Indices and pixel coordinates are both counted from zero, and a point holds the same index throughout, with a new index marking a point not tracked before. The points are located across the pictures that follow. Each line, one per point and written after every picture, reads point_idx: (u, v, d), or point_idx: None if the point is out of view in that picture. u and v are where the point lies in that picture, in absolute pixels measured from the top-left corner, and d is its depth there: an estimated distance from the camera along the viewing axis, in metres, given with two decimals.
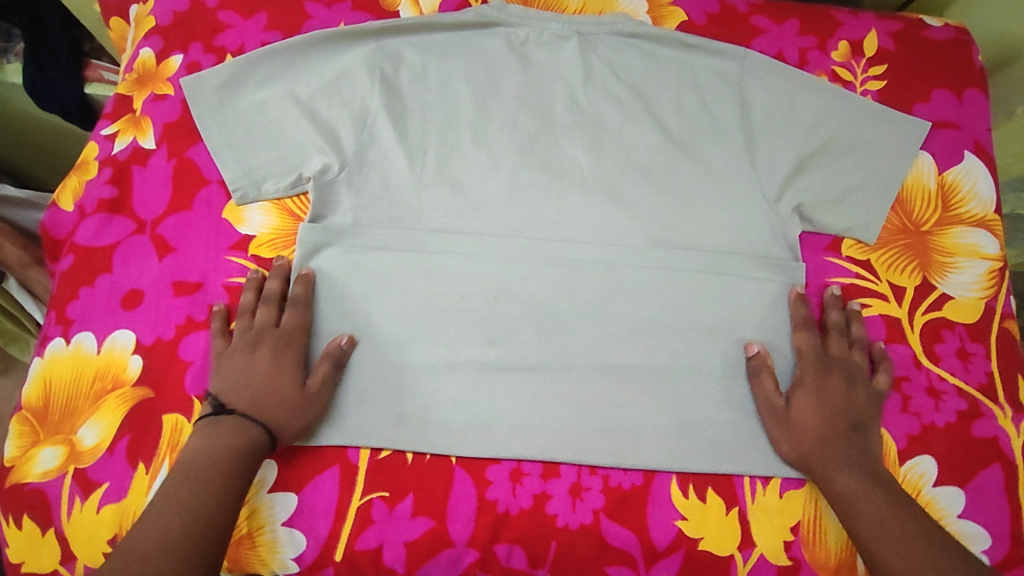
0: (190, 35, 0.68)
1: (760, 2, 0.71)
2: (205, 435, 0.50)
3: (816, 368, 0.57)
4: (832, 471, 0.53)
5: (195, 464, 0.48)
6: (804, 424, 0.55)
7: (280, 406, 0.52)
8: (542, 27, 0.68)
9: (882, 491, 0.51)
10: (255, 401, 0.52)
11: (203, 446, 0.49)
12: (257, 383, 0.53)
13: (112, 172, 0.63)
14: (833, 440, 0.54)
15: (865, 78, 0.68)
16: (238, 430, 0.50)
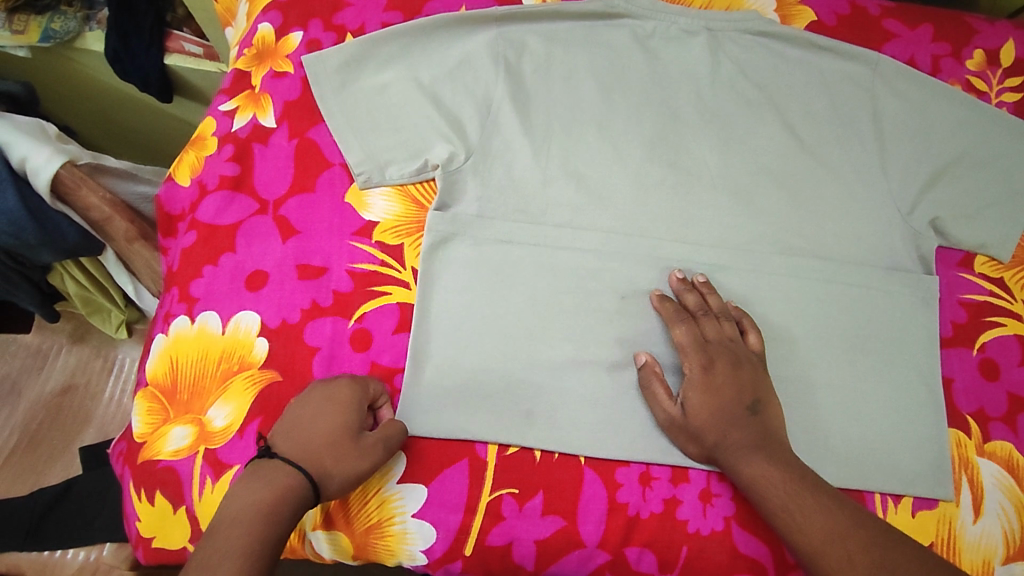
0: (310, 12, 0.66)
1: (892, 4, 0.69)
2: (253, 484, 0.42)
3: (699, 361, 0.54)
4: (744, 455, 0.50)
5: (248, 523, 0.40)
6: (700, 420, 0.52)
7: (332, 455, 0.46)
8: (669, 21, 0.66)
9: (786, 472, 0.49)
10: (310, 448, 0.45)
11: (256, 501, 0.41)
12: (319, 432, 0.46)
13: (233, 149, 0.61)
14: (727, 425, 0.52)
15: (1000, 89, 0.66)
16: (288, 487, 0.43)
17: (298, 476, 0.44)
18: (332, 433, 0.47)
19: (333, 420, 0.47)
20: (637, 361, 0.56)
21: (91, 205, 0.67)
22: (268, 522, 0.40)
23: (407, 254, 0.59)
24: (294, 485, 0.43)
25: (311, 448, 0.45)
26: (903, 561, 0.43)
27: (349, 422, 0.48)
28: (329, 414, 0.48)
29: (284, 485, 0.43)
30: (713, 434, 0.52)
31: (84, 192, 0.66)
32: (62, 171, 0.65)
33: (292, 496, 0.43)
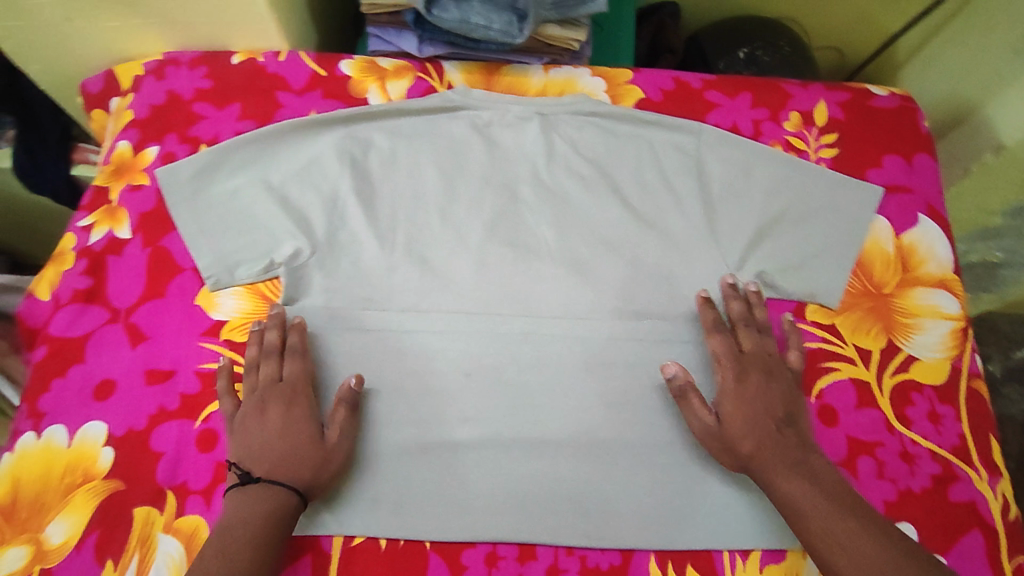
0: (167, 127, 0.69)
1: (713, 77, 0.74)
2: (244, 505, 0.50)
3: (733, 369, 0.57)
4: (773, 470, 0.53)
5: (247, 524, 0.49)
6: (735, 432, 0.54)
7: (311, 467, 0.53)
8: (505, 109, 0.70)
9: (814, 488, 0.51)
10: (274, 458, 0.52)
11: (237, 511, 0.50)
12: (263, 455, 0.53)
13: (88, 263, 0.63)
14: (763, 440, 0.54)
15: (817, 146, 0.71)
16: (272, 495, 0.51)
17: (287, 491, 0.51)
18: (281, 436, 0.53)
19: (274, 436, 0.53)
20: (665, 371, 0.57)
21: None
22: (272, 527, 0.50)
23: None
24: (290, 501, 0.51)
25: (285, 473, 0.52)
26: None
27: (314, 426, 0.54)
28: (290, 423, 0.54)
29: (282, 496, 0.51)
30: (749, 446, 0.54)
31: None
32: None
33: (291, 507, 0.51)
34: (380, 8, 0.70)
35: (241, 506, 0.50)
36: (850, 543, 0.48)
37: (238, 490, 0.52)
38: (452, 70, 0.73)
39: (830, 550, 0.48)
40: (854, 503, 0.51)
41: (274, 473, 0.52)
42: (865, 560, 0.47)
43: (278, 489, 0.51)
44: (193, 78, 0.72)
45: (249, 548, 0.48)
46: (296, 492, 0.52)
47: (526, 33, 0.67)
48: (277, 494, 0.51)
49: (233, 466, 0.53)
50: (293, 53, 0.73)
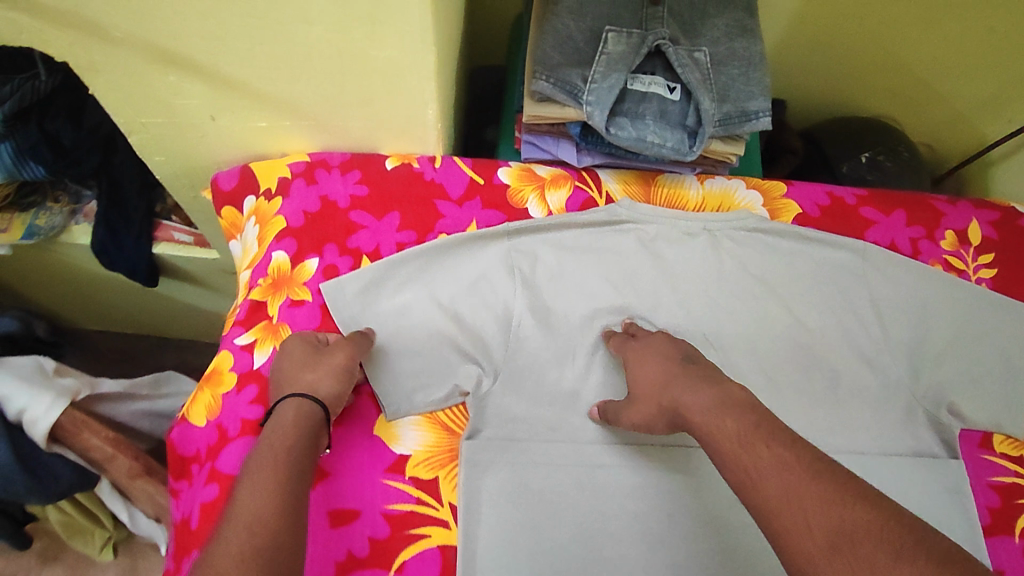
0: (324, 238, 0.67)
1: (865, 192, 0.75)
2: (272, 428, 0.51)
3: (630, 343, 0.60)
4: (685, 392, 0.51)
5: (274, 441, 0.49)
6: (646, 384, 0.55)
7: (314, 370, 0.55)
8: (671, 225, 0.69)
9: (723, 398, 0.49)
10: (291, 386, 0.54)
11: (267, 436, 0.50)
12: (288, 384, 0.54)
13: (255, 389, 0.59)
14: (665, 377, 0.54)
15: (976, 266, 0.71)
16: (296, 414, 0.52)
17: (298, 403, 0.52)
18: (297, 361, 0.56)
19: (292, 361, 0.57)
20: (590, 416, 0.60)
21: (92, 446, 0.63)
22: (295, 436, 0.50)
23: (444, 489, 0.57)
24: (306, 409, 0.52)
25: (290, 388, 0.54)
26: (848, 519, 0.38)
27: (308, 347, 0.58)
28: (298, 346, 0.57)
29: (301, 410, 0.52)
30: (660, 390, 0.54)
31: (86, 434, 0.62)
32: (62, 417, 0.61)
33: (312, 415, 0.52)
34: (545, 119, 0.69)
35: (271, 431, 0.50)
36: (762, 472, 0.42)
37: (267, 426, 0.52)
38: (610, 181, 0.72)
39: (744, 478, 0.43)
40: (755, 421, 0.46)
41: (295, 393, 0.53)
42: (766, 472, 0.42)
43: (296, 406, 0.52)
44: (348, 184, 0.69)
45: (279, 460, 0.47)
46: (311, 401, 0.53)
47: (698, 150, 0.66)
48: (291, 411, 0.52)
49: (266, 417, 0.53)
50: (449, 159, 0.71)
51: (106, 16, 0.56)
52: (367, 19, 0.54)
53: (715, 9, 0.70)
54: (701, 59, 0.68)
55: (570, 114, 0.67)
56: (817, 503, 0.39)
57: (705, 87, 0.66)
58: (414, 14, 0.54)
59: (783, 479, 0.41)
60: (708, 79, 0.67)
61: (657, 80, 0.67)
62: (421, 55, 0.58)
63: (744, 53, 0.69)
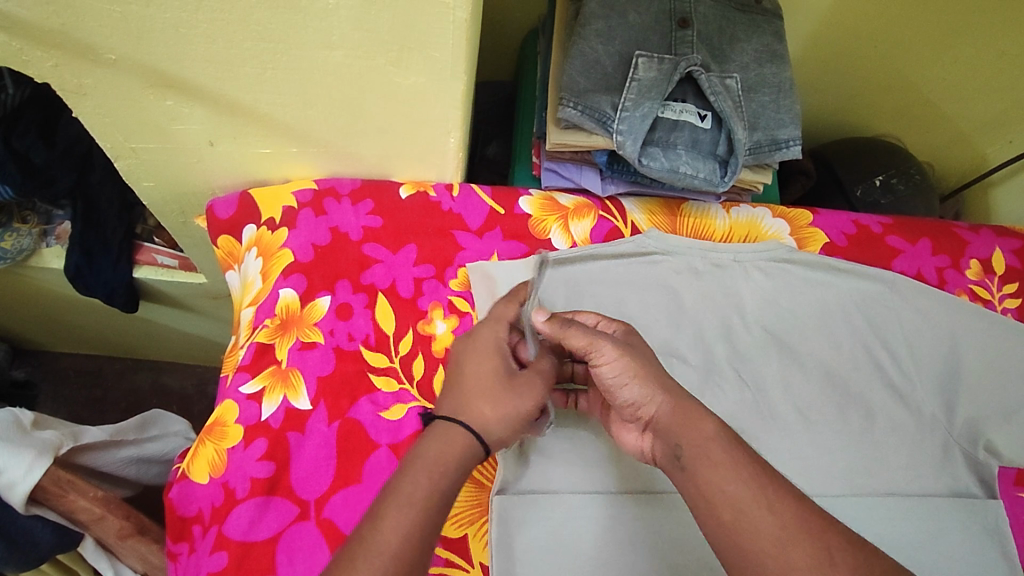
0: (337, 274, 0.62)
1: (890, 220, 0.73)
2: (442, 447, 0.45)
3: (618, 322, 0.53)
4: (691, 418, 0.45)
5: (429, 469, 0.43)
6: (638, 344, 0.50)
7: (505, 396, 0.47)
8: (700, 256, 0.67)
9: (720, 430, 0.45)
10: (498, 407, 0.47)
11: (438, 456, 0.44)
12: (492, 397, 0.47)
13: (266, 443, 0.54)
14: (672, 385, 0.47)
15: (1001, 296, 0.71)
16: (463, 443, 0.45)
17: (466, 432, 0.46)
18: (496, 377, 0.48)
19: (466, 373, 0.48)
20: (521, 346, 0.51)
21: (78, 508, 0.57)
22: (449, 478, 0.43)
23: (473, 548, 0.54)
24: (467, 444, 0.45)
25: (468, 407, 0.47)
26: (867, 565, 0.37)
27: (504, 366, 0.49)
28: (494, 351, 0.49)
29: (464, 442, 0.45)
30: (667, 403, 0.46)
31: (72, 495, 0.56)
32: (44, 477, 0.55)
33: (474, 454, 0.46)
34: (571, 147, 0.66)
35: (439, 447, 0.45)
36: (757, 512, 0.40)
37: (427, 432, 0.46)
38: (634, 210, 0.69)
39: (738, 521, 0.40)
40: None
41: (462, 416, 0.47)
42: (760, 532, 0.39)
43: (458, 431, 0.46)
44: (360, 215, 0.65)
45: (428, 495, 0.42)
46: (480, 441, 0.46)
47: (730, 181, 0.64)
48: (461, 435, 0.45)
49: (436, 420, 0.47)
50: (467, 187, 0.67)
51: (102, 38, 0.52)
52: (393, 43, 0.51)
53: (744, 33, 0.69)
54: (733, 85, 0.66)
55: (598, 142, 0.64)
56: (814, 566, 0.38)
57: (737, 115, 0.65)
58: (446, 39, 0.50)
59: (790, 532, 0.39)
60: (740, 107, 0.65)
61: (688, 108, 0.64)
62: (448, 82, 0.55)
63: (773, 79, 0.68)
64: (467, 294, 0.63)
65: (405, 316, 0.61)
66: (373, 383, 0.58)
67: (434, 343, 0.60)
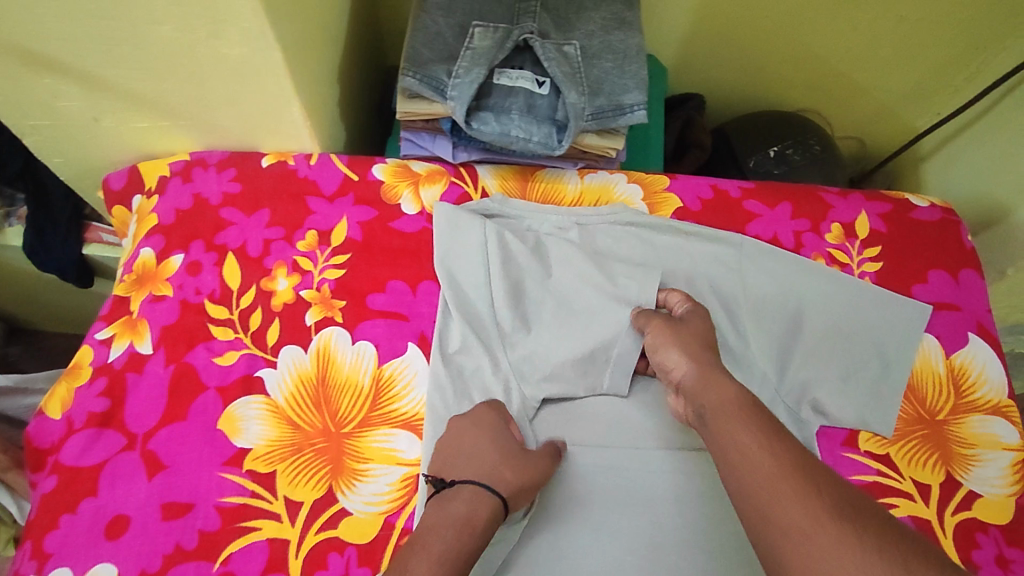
0: (193, 234, 0.67)
1: (751, 185, 0.73)
2: (450, 506, 0.49)
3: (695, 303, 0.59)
4: (710, 381, 0.49)
5: (445, 530, 0.47)
6: (693, 324, 0.55)
7: (510, 464, 0.52)
8: (542, 220, 0.69)
9: (741, 394, 0.47)
10: (483, 465, 0.51)
11: (450, 515, 0.48)
12: (498, 460, 0.52)
13: (106, 382, 0.60)
14: (697, 353, 0.52)
15: (860, 260, 0.69)
16: (476, 497, 0.49)
17: (481, 489, 0.50)
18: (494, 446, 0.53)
19: (468, 441, 0.54)
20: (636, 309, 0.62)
21: None
22: (469, 535, 0.47)
23: (279, 480, 0.56)
24: (482, 497, 0.49)
25: (476, 469, 0.51)
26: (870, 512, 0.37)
27: (502, 437, 0.54)
28: (484, 420, 0.55)
29: (484, 500, 0.49)
30: (693, 368, 0.51)
31: None
32: None
33: (490, 507, 0.49)
34: (418, 116, 0.69)
35: (457, 507, 0.48)
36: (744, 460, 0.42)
37: (434, 498, 0.51)
38: (487, 176, 0.72)
39: (731, 469, 0.43)
40: None
41: (480, 478, 0.51)
42: (757, 468, 0.41)
43: (485, 493, 0.49)
44: (221, 181, 0.70)
45: (445, 540, 0.46)
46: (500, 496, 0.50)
47: (565, 145, 0.65)
48: (480, 498, 0.49)
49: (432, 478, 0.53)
50: (325, 156, 0.72)
51: None
52: (206, 16, 0.55)
53: (592, 2, 0.70)
54: (570, 54, 0.67)
55: (438, 109, 0.67)
56: (796, 501, 0.38)
57: (573, 81, 0.66)
58: (252, 10, 0.54)
59: (762, 481, 0.40)
60: (578, 73, 0.67)
61: (525, 74, 0.67)
62: (272, 54, 0.59)
63: (620, 45, 0.69)
64: (311, 254, 0.67)
65: (250, 273, 0.66)
66: (210, 332, 0.63)
67: (273, 298, 0.65)
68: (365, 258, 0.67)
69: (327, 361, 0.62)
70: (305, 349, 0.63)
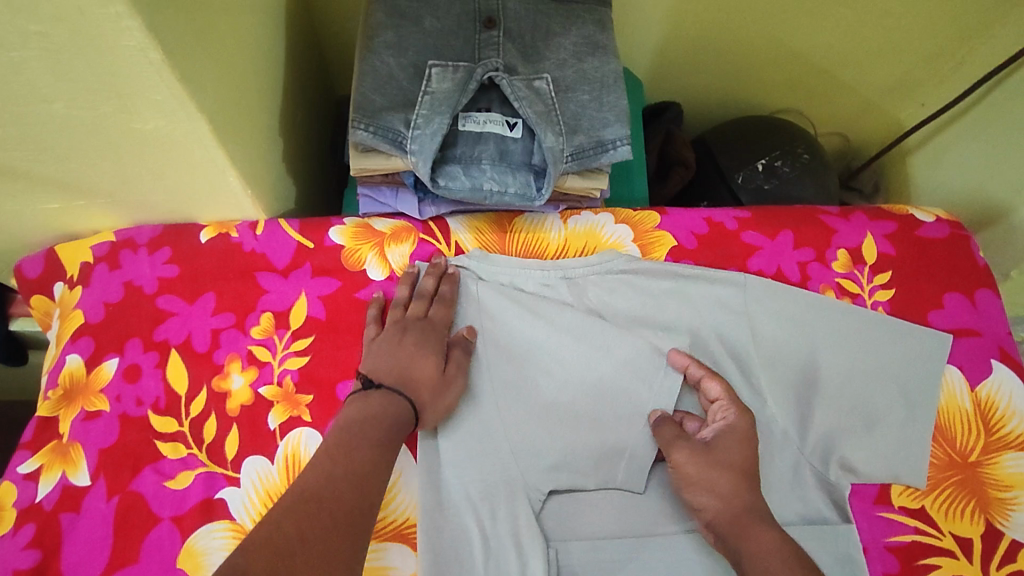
0: (127, 333, 0.58)
1: (747, 213, 0.67)
2: (362, 409, 0.49)
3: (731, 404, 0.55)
4: (746, 528, 0.48)
5: (365, 437, 0.47)
6: (725, 445, 0.52)
7: (431, 389, 0.52)
8: (525, 276, 0.62)
9: (778, 540, 0.47)
10: (412, 379, 0.52)
11: (372, 419, 0.48)
12: (421, 381, 0.52)
13: (35, 528, 0.51)
14: (727, 489, 0.50)
15: (871, 289, 0.64)
16: (398, 411, 0.50)
17: (403, 404, 0.50)
18: (422, 358, 0.53)
19: (405, 359, 0.53)
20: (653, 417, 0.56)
21: None
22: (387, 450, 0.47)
23: None
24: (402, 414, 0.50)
25: (407, 388, 0.52)
26: None
27: (440, 362, 0.54)
28: (425, 342, 0.55)
29: (397, 411, 0.50)
30: (723, 509, 0.50)
31: None
32: None
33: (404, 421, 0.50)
34: (375, 172, 0.60)
35: (368, 411, 0.49)
36: None
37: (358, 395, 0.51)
38: (459, 229, 0.64)
39: None
40: None
41: (396, 387, 0.51)
42: None
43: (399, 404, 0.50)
44: (154, 265, 0.61)
45: (367, 446, 0.46)
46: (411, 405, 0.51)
47: (545, 195, 0.58)
48: (401, 409, 0.50)
49: (361, 375, 0.53)
50: (272, 223, 0.63)
51: None
52: (106, 91, 0.45)
53: (561, 26, 0.62)
54: (542, 89, 0.59)
55: (398, 163, 0.59)
56: None
57: (547, 121, 0.58)
58: (164, 80, 0.44)
59: None
60: (553, 111, 0.59)
61: (493, 117, 0.59)
62: (196, 124, 0.49)
63: (595, 73, 0.61)
64: (268, 342, 0.59)
65: (198, 372, 0.57)
66: (159, 451, 0.54)
67: (229, 401, 0.56)
68: (331, 340, 0.59)
69: (298, 471, 0.54)
70: (272, 459, 0.54)
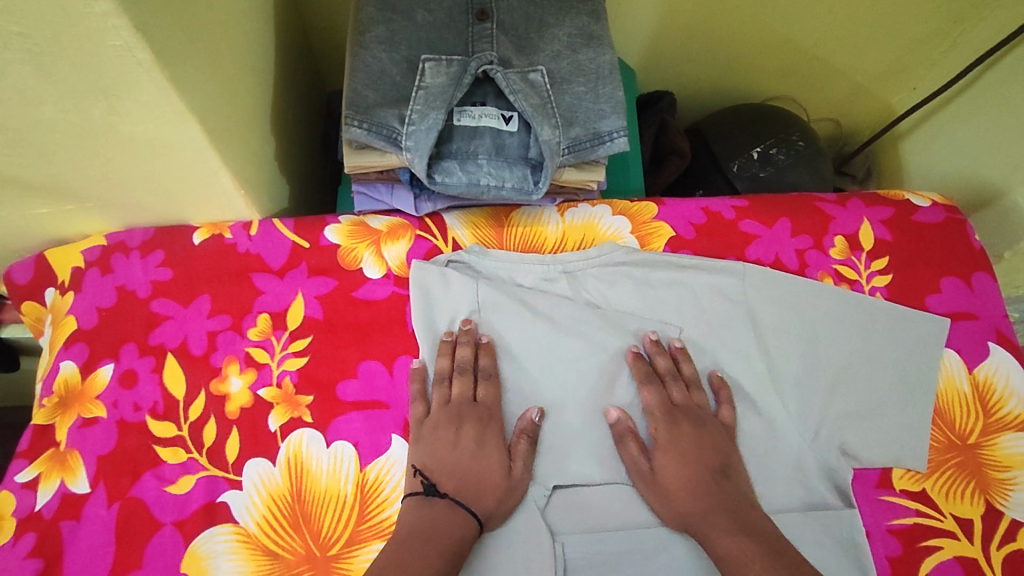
0: (122, 338, 0.58)
1: (744, 202, 0.67)
2: (421, 518, 0.49)
3: (665, 421, 0.56)
4: (712, 532, 0.50)
5: (423, 551, 0.46)
6: (671, 484, 0.53)
7: (492, 491, 0.51)
8: (525, 271, 0.61)
9: (754, 544, 0.49)
10: (468, 479, 0.51)
11: (429, 530, 0.48)
12: (469, 481, 0.51)
13: (35, 538, 0.50)
14: (690, 506, 0.52)
15: (869, 274, 0.64)
16: (460, 523, 0.49)
17: (465, 515, 0.49)
18: (482, 486, 0.51)
19: (463, 460, 0.52)
20: (608, 417, 0.56)
21: None
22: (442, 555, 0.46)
23: None
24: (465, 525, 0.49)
25: (458, 480, 0.51)
26: None
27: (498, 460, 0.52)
28: (477, 437, 0.53)
29: (460, 519, 0.49)
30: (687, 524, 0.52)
31: None
32: None
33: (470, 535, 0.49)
34: (370, 168, 0.60)
35: (419, 520, 0.49)
36: None
37: (409, 504, 0.50)
38: (456, 225, 0.64)
39: None
40: None
41: (457, 494, 0.51)
42: None
43: (460, 511, 0.50)
44: (148, 268, 0.60)
45: (429, 560, 0.46)
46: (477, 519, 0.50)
47: (542, 188, 0.58)
48: (465, 519, 0.49)
49: (418, 474, 0.52)
50: (266, 223, 0.62)
51: None
52: (94, 92, 0.44)
53: (554, 17, 0.61)
54: (537, 81, 0.59)
55: (393, 160, 0.58)
56: None
57: (543, 113, 0.58)
58: (155, 81, 0.44)
59: None
60: (549, 104, 0.59)
61: (488, 111, 0.59)
62: (188, 125, 0.49)
63: (590, 64, 0.61)
64: (266, 343, 0.58)
65: (196, 376, 0.57)
66: (158, 456, 0.54)
67: (228, 403, 0.56)
68: (330, 340, 0.59)
69: (301, 472, 0.53)
70: (274, 461, 0.54)
